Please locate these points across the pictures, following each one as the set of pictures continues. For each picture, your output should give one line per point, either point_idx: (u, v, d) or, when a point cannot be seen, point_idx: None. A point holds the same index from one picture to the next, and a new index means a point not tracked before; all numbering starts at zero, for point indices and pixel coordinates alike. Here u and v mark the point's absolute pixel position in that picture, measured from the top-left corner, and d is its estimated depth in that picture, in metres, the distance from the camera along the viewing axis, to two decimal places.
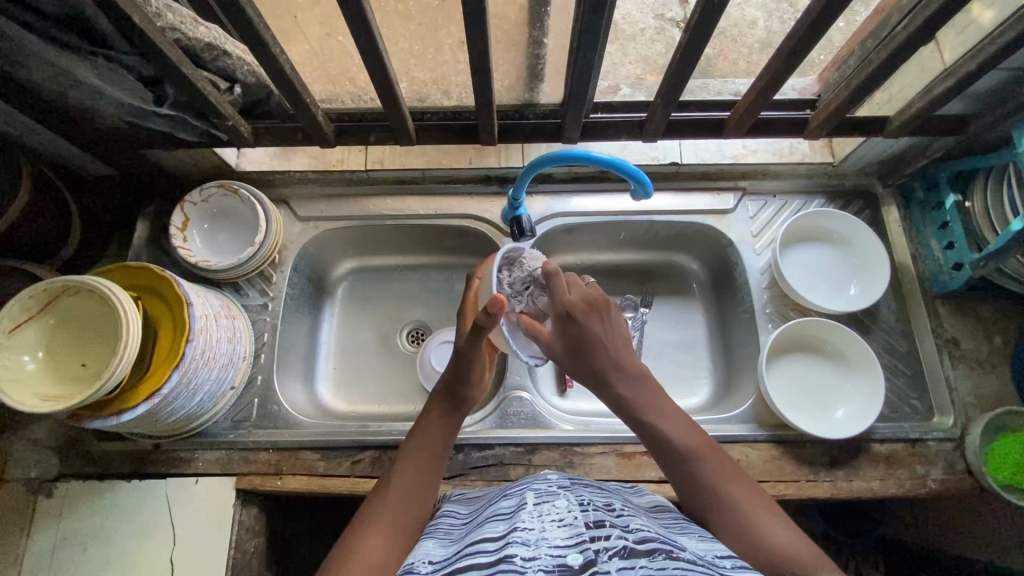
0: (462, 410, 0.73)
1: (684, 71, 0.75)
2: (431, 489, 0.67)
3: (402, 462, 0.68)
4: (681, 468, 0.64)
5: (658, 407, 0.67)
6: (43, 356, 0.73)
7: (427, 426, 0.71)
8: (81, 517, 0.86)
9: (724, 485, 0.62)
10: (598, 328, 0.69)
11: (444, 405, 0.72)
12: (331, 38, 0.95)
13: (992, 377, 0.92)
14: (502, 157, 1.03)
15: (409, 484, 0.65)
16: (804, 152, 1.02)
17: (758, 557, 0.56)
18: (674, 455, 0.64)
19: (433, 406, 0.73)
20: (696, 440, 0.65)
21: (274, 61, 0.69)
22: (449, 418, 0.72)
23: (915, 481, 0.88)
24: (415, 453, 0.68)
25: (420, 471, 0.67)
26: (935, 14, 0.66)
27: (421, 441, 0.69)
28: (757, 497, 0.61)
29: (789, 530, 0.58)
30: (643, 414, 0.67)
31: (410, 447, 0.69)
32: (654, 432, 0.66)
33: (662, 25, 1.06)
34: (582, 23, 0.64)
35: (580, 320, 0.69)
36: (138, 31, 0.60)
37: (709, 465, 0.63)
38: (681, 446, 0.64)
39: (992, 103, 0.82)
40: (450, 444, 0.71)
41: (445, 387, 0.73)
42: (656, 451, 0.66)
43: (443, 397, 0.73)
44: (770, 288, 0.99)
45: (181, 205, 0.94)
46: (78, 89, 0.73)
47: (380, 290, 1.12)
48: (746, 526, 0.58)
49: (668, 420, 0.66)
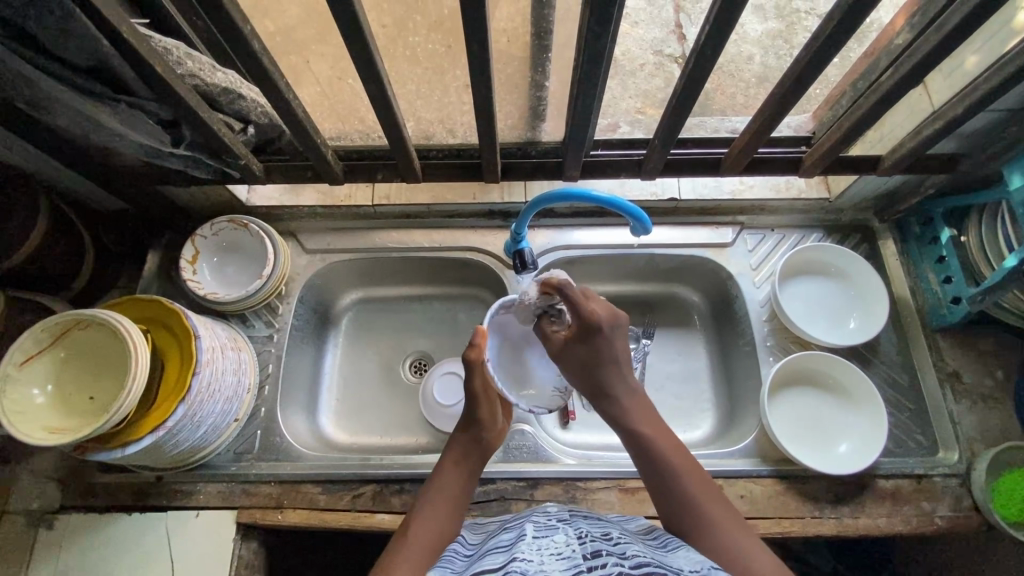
0: (481, 452, 0.75)
1: (681, 115, 0.78)
2: (451, 529, 0.68)
3: (423, 504, 0.69)
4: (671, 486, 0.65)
5: (657, 427, 0.70)
6: (52, 389, 0.74)
7: (446, 467, 0.73)
8: (83, 550, 0.86)
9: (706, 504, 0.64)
10: (615, 345, 0.72)
11: (463, 445, 0.75)
12: (341, 81, 1.01)
13: (995, 412, 0.92)
14: (505, 192, 1.05)
15: (433, 520, 0.67)
16: (801, 188, 1.03)
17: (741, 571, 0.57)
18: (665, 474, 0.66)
19: (452, 449, 0.75)
20: (686, 462, 0.67)
21: (286, 104, 0.71)
22: (468, 459, 0.74)
23: (921, 518, 0.87)
24: (434, 494, 0.70)
25: (440, 513, 0.68)
26: (920, 62, 0.68)
27: (439, 483, 0.71)
28: (736, 518, 0.63)
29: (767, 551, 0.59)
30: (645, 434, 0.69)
31: (429, 490, 0.71)
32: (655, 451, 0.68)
33: (662, 61, 1.11)
34: (581, 70, 0.67)
35: (604, 334, 0.71)
36: (158, 77, 0.62)
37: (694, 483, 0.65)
38: (672, 465, 0.67)
39: (982, 144, 0.84)
40: (469, 486, 0.72)
41: (465, 427, 0.76)
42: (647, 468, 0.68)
43: (463, 439, 0.75)
44: (771, 320, 1.00)
45: (192, 239, 0.96)
46: (99, 132, 0.76)
47: (383, 321, 1.13)
48: (723, 544, 0.60)
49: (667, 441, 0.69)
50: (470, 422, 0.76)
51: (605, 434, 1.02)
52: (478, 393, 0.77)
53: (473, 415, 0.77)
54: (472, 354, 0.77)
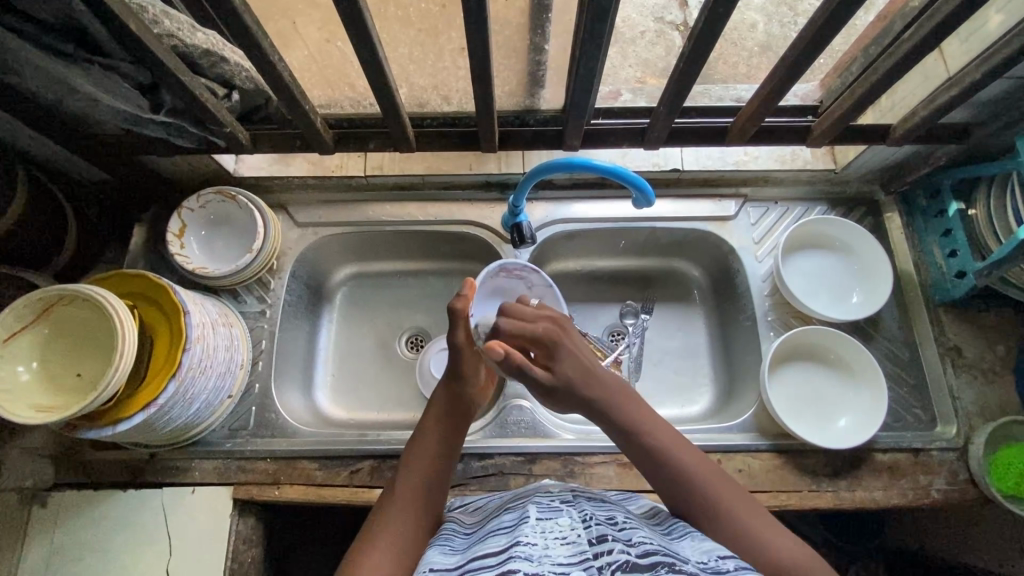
0: (460, 408, 0.72)
1: (688, 80, 0.74)
2: (438, 487, 0.66)
3: (407, 468, 0.67)
4: (676, 483, 0.63)
5: (650, 423, 0.67)
6: (37, 366, 0.72)
7: (427, 427, 0.70)
8: (80, 526, 0.86)
9: (721, 496, 0.61)
10: (577, 352, 0.71)
11: (444, 402, 0.72)
12: (329, 44, 0.94)
13: (995, 386, 0.92)
14: (503, 163, 1.02)
15: (419, 480, 0.65)
16: (806, 159, 1.01)
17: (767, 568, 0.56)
18: (666, 471, 0.64)
19: (432, 409, 0.72)
20: (689, 453, 0.65)
21: (272, 68, 0.68)
22: (450, 416, 0.71)
23: (918, 491, 0.87)
24: (415, 456, 0.67)
25: (427, 475, 0.66)
26: (940, 24, 0.65)
27: (421, 440, 0.69)
28: (749, 504, 0.61)
29: (787, 537, 0.59)
30: (641, 437, 0.66)
31: (411, 452, 0.68)
32: (649, 451, 0.65)
33: (662, 29, 1.05)
34: (584, 30, 0.64)
35: (561, 348, 0.71)
36: (134, 37, 0.59)
37: (706, 473, 0.63)
38: (676, 461, 0.64)
39: (996, 112, 0.81)
40: (453, 442, 0.70)
41: (446, 381, 0.74)
42: (648, 468, 0.66)
43: (445, 399, 0.72)
44: (772, 295, 0.98)
45: (178, 211, 0.93)
46: (74, 97, 0.72)
47: (378, 296, 1.11)
48: (744, 540, 0.58)
49: (662, 437, 0.66)
50: (453, 375, 0.73)
51: None
52: (461, 345, 0.74)
53: (454, 369, 0.74)
54: (459, 303, 0.75)
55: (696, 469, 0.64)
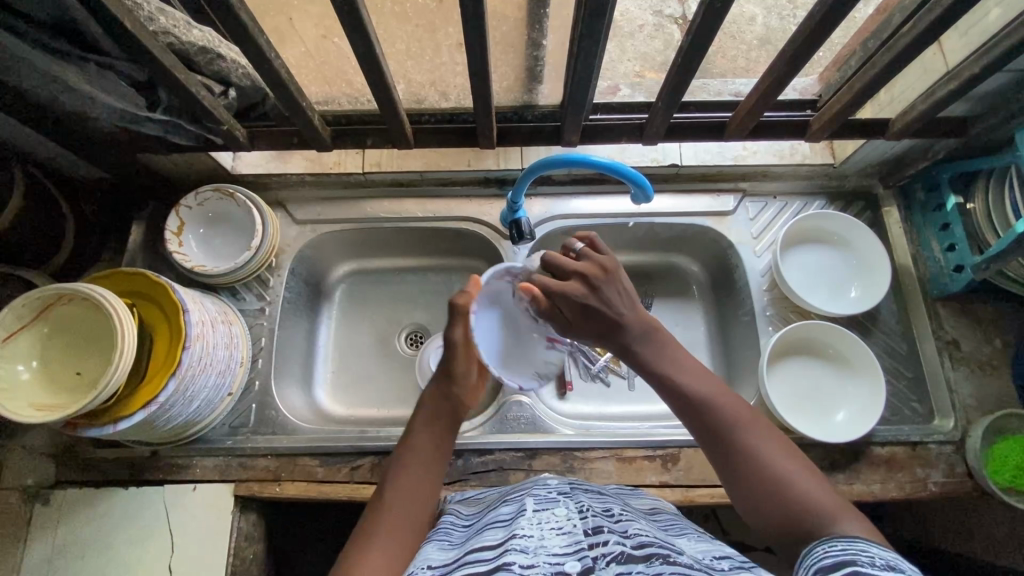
0: (453, 412, 0.71)
1: (686, 76, 0.74)
2: (429, 489, 0.65)
3: (396, 467, 0.66)
4: (701, 420, 0.61)
5: (673, 360, 0.65)
6: (38, 364, 0.72)
7: (417, 425, 0.70)
8: (81, 525, 0.86)
9: (749, 436, 0.59)
10: (615, 297, 0.66)
11: (434, 403, 0.71)
12: (326, 40, 0.92)
13: (992, 379, 0.92)
14: (501, 159, 1.02)
15: (410, 483, 0.64)
16: (805, 153, 1.00)
17: (794, 509, 0.54)
18: (694, 408, 0.62)
19: (423, 408, 0.71)
20: (715, 389, 0.63)
21: (269, 65, 0.67)
22: (440, 416, 0.70)
23: (915, 484, 0.88)
24: (406, 455, 0.67)
25: (416, 478, 0.65)
26: (938, 19, 0.65)
27: (412, 441, 0.68)
28: (778, 443, 0.59)
29: (821, 482, 0.56)
30: (666, 375, 0.64)
31: (403, 451, 0.67)
32: (674, 387, 0.63)
33: (661, 22, 1.04)
34: (582, 25, 0.63)
35: (599, 293, 0.65)
36: (129, 35, 0.58)
37: (732, 411, 0.61)
38: (700, 399, 0.62)
39: (995, 105, 0.81)
40: (444, 448, 0.68)
41: (437, 380, 0.73)
42: (675, 404, 0.63)
43: (437, 398, 0.71)
44: (770, 290, 0.98)
45: (176, 209, 0.93)
46: (71, 95, 0.72)
47: (378, 291, 1.11)
48: (773, 477, 0.56)
49: (686, 373, 0.64)
50: (444, 377, 0.73)
51: (603, 404, 1.02)
52: (457, 343, 0.74)
53: (447, 369, 0.73)
54: (461, 301, 0.75)
55: (720, 405, 0.61)
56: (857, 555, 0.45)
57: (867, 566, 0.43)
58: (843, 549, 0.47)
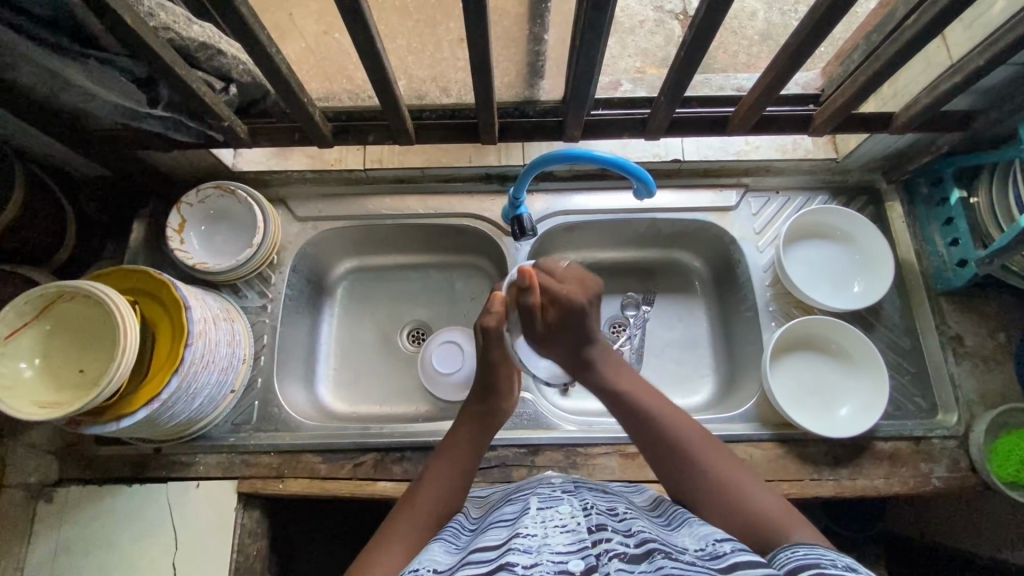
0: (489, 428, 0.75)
1: (688, 70, 0.74)
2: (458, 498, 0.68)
3: (431, 470, 0.70)
4: (654, 434, 0.68)
5: (632, 383, 0.73)
6: (40, 362, 0.72)
7: (458, 436, 0.73)
8: (83, 523, 0.85)
9: (700, 451, 0.65)
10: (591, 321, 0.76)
11: (478, 416, 0.75)
12: (327, 35, 0.94)
13: (995, 373, 0.92)
14: (503, 155, 1.02)
15: (440, 487, 0.67)
16: (808, 148, 1.00)
17: (738, 513, 0.59)
18: (648, 425, 0.69)
19: (465, 419, 0.75)
20: (668, 409, 0.70)
21: (270, 60, 0.67)
22: (480, 431, 0.74)
23: (918, 478, 0.87)
24: (443, 462, 0.70)
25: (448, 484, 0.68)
26: (942, 11, 0.64)
27: (451, 450, 0.72)
28: (727, 458, 0.65)
29: (769, 492, 0.60)
30: (624, 396, 0.72)
31: (440, 457, 0.71)
32: (633, 408, 0.71)
33: (662, 17, 1.04)
34: (584, 19, 0.63)
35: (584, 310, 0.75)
36: (129, 30, 0.58)
37: (684, 428, 0.68)
38: (654, 416, 0.69)
39: (999, 99, 0.81)
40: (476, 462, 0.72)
41: (479, 395, 0.76)
42: (633, 423, 0.71)
43: (480, 410, 0.76)
44: (773, 285, 0.98)
45: (177, 207, 0.92)
46: (73, 92, 0.72)
47: (380, 289, 1.11)
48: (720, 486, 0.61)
49: (643, 394, 0.72)
50: (489, 391, 0.76)
51: None
52: (496, 362, 0.76)
53: (490, 384, 0.76)
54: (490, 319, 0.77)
55: (673, 422, 0.68)
56: (820, 559, 0.46)
57: (830, 567, 0.44)
58: (805, 555, 0.48)
